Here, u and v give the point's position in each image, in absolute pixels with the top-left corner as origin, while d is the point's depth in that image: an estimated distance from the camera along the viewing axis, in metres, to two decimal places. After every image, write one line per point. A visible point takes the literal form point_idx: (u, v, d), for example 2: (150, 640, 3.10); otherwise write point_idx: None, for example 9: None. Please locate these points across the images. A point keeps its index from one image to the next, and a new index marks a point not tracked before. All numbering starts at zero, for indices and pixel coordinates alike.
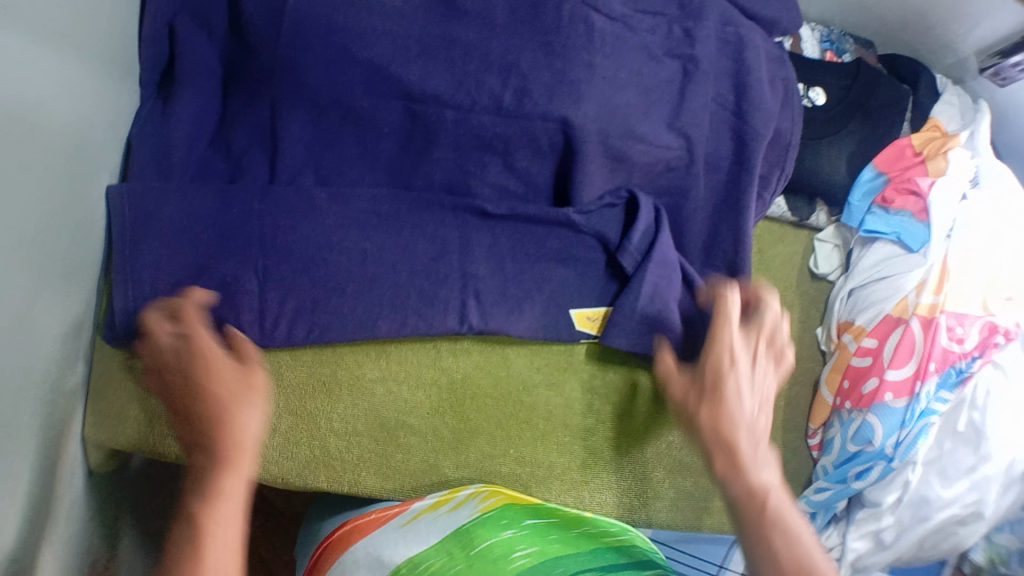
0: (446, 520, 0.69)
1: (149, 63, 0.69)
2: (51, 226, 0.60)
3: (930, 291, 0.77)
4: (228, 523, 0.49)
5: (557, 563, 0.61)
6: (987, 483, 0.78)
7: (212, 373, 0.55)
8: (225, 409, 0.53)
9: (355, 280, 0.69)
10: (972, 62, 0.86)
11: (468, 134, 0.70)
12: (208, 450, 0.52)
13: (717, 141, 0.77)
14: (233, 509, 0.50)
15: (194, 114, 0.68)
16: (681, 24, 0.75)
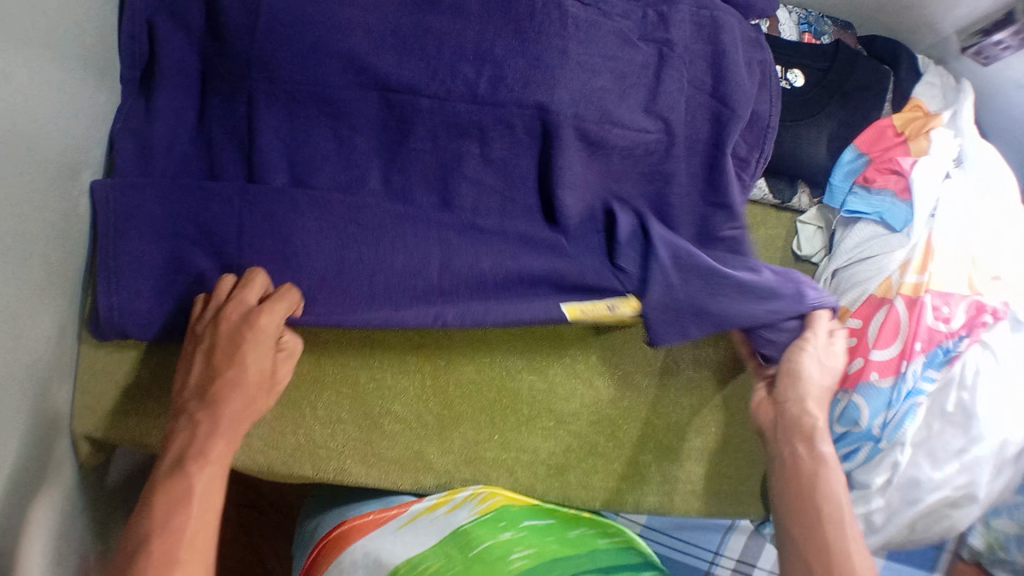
0: (445, 522, 0.70)
1: (128, 60, 0.70)
2: (40, 220, 0.61)
3: (913, 270, 0.76)
4: (207, 491, 0.57)
5: (555, 564, 0.63)
6: (979, 465, 0.76)
7: (261, 353, 0.62)
8: (234, 380, 0.60)
9: (332, 285, 0.68)
10: (954, 41, 0.87)
11: (442, 121, 0.67)
12: (214, 410, 0.59)
13: (694, 122, 0.75)
14: (213, 481, 0.58)
15: (174, 111, 0.69)
16: (656, 10, 0.75)
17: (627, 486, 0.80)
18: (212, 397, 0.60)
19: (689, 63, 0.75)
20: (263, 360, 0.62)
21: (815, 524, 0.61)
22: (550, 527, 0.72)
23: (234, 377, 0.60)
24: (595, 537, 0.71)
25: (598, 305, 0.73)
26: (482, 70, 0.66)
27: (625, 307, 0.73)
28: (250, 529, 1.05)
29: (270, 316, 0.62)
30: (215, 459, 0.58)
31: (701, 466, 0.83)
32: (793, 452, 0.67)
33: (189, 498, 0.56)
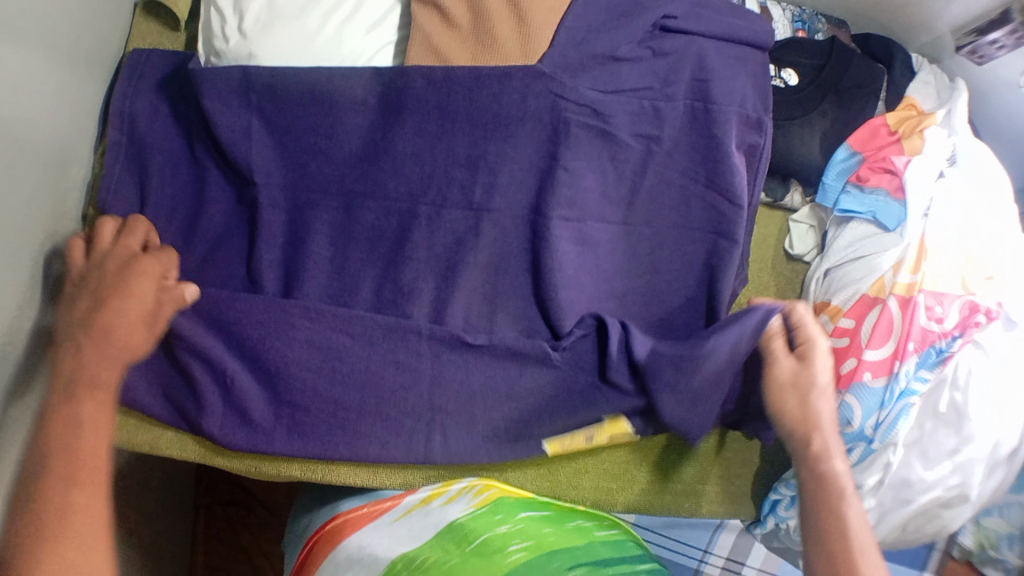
0: (439, 515, 0.70)
1: (129, 75, 0.76)
2: (12, 224, 0.66)
3: (907, 270, 0.76)
4: (100, 416, 0.55)
5: (553, 556, 0.63)
6: (972, 465, 0.76)
7: (139, 281, 0.62)
8: (132, 316, 0.61)
9: (317, 358, 0.69)
10: (949, 40, 0.86)
11: (430, 114, 0.70)
12: (110, 343, 0.59)
13: (691, 214, 0.75)
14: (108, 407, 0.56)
15: (165, 126, 0.75)
16: (653, 100, 0.73)
17: (618, 485, 0.79)
18: (102, 328, 0.59)
19: (679, 156, 0.75)
20: (148, 286, 0.63)
21: (835, 553, 0.58)
22: (545, 519, 0.71)
23: (125, 316, 0.60)
24: (592, 530, 0.71)
25: (574, 437, 0.74)
26: (462, 84, 0.70)
27: (600, 434, 0.75)
28: (237, 527, 1.04)
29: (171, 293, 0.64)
30: (103, 379, 0.57)
31: (691, 466, 0.82)
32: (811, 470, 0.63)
33: (89, 426, 0.54)
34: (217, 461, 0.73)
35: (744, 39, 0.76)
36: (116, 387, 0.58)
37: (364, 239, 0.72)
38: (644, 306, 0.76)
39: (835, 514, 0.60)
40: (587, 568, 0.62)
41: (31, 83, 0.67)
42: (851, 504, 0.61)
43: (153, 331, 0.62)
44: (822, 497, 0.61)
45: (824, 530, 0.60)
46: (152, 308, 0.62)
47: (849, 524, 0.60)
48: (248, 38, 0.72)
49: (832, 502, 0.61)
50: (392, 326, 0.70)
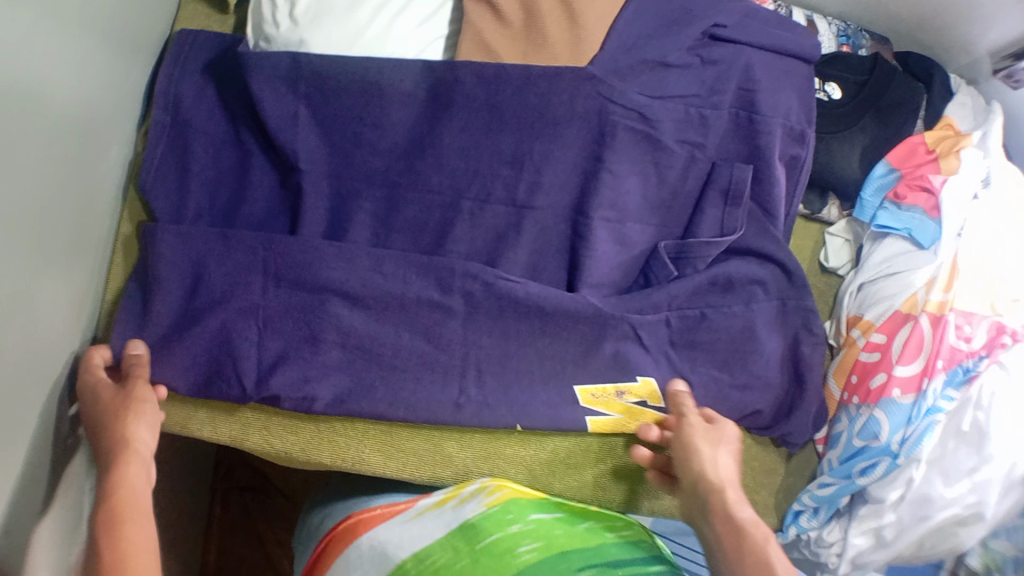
0: (453, 514, 0.69)
1: (175, 57, 0.76)
2: (54, 201, 0.66)
3: (939, 288, 0.76)
4: (128, 501, 0.56)
5: (562, 558, 0.62)
6: (988, 485, 0.76)
7: (98, 398, 0.64)
8: (138, 420, 0.63)
9: None
10: (986, 63, 0.87)
11: (479, 111, 0.71)
12: (122, 441, 0.61)
13: (732, 220, 0.74)
14: (132, 491, 0.57)
15: (209, 110, 0.76)
16: (699, 108, 0.73)
17: (641, 490, 0.79)
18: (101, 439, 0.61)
19: (723, 162, 0.75)
20: (108, 396, 0.64)
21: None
22: (558, 520, 0.69)
23: (117, 419, 0.62)
24: (603, 531, 0.69)
25: (607, 389, 0.72)
26: (512, 82, 0.70)
27: (631, 394, 0.72)
28: (253, 515, 1.05)
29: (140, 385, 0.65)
30: (131, 476, 0.58)
31: None
32: (712, 530, 0.58)
33: (118, 502, 0.56)
34: (248, 446, 0.73)
35: (791, 51, 0.77)
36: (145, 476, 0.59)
37: (406, 231, 0.73)
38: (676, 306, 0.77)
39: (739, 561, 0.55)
40: (597, 569, 0.61)
41: (75, 59, 0.67)
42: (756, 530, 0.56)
43: (150, 426, 0.63)
44: (727, 547, 0.56)
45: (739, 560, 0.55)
46: (127, 400, 0.64)
47: (757, 553, 0.54)
48: (299, 26, 0.72)
49: (743, 551, 0.55)
50: (432, 309, 0.71)
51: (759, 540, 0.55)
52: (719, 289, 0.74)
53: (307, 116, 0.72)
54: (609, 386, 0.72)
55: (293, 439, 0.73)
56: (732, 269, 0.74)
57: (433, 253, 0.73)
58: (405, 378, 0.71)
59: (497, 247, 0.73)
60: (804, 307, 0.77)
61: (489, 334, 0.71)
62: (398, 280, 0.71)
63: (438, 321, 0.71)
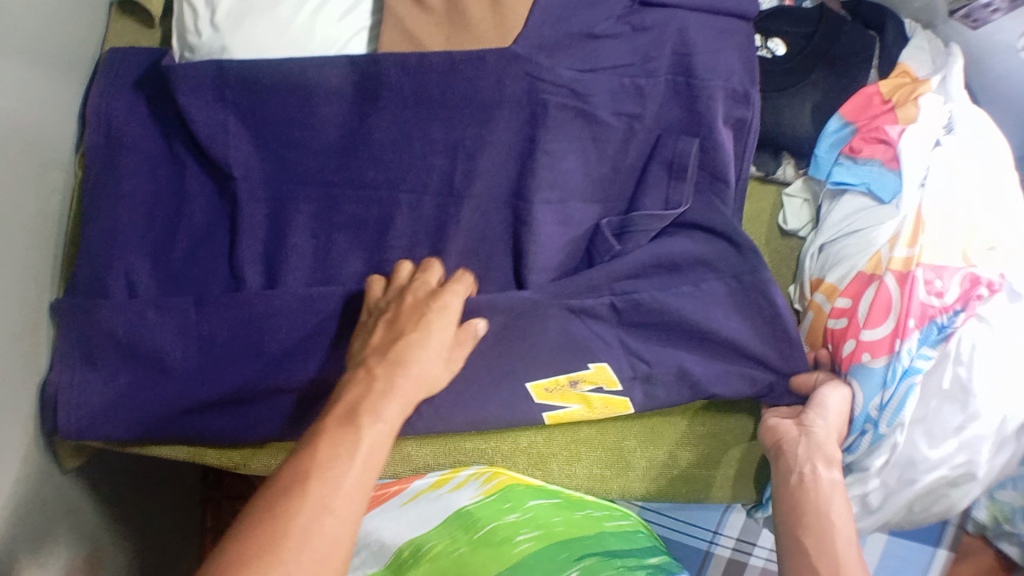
0: (446, 501, 0.68)
1: (104, 74, 0.76)
2: None
3: (903, 244, 0.74)
4: (335, 492, 0.45)
5: (562, 546, 0.60)
6: (978, 443, 0.73)
7: (442, 298, 0.59)
8: (419, 346, 0.56)
9: (313, 350, 0.71)
10: (940, 5, 0.84)
11: (406, 101, 0.69)
12: (398, 364, 0.54)
13: (677, 192, 0.72)
14: (352, 471, 0.47)
15: (142, 124, 0.75)
16: (634, 77, 0.71)
17: (612, 472, 0.76)
18: (400, 360, 0.54)
19: (667, 134, 0.73)
20: (453, 299, 0.60)
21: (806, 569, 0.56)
22: (556, 507, 0.68)
23: (416, 341, 0.56)
24: (601, 519, 0.67)
25: (559, 380, 0.70)
26: (437, 69, 0.68)
27: (585, 382, 0.71)
28: None
29: (455, 285, 0.61)
30: (387, 418, 0.51)
31: (688, 450, 0.77)
32: (812, 471, 0.63)
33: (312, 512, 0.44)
34: (207, 460, 0.76)
35: (727, 9, 0.74)
36: (397, 403, 0.52)
37: (346, 229, 0.72)
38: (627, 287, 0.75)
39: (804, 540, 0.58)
40: (597, 557, 0.58)
41: (3, 85, 0.66)
42: (826, 512, 0.59)
43: (439, 329, 0.57)
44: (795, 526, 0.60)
45: (801, 535, 0.58)
46: (440, 318, 0.58)
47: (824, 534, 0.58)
48: (220, 32, 0.71)
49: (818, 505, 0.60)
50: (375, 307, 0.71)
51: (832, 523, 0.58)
52: (666, 269, 0.71)
53: (236, 121, 0.71)
54: (559, 377, 0.70)
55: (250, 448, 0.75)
56: (677, 245, 0.71)
57: (375, 249, 0.72)
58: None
59: (439, 236, 0.71)
60: (757, 286, 0.71)
61: None
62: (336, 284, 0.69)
63: None
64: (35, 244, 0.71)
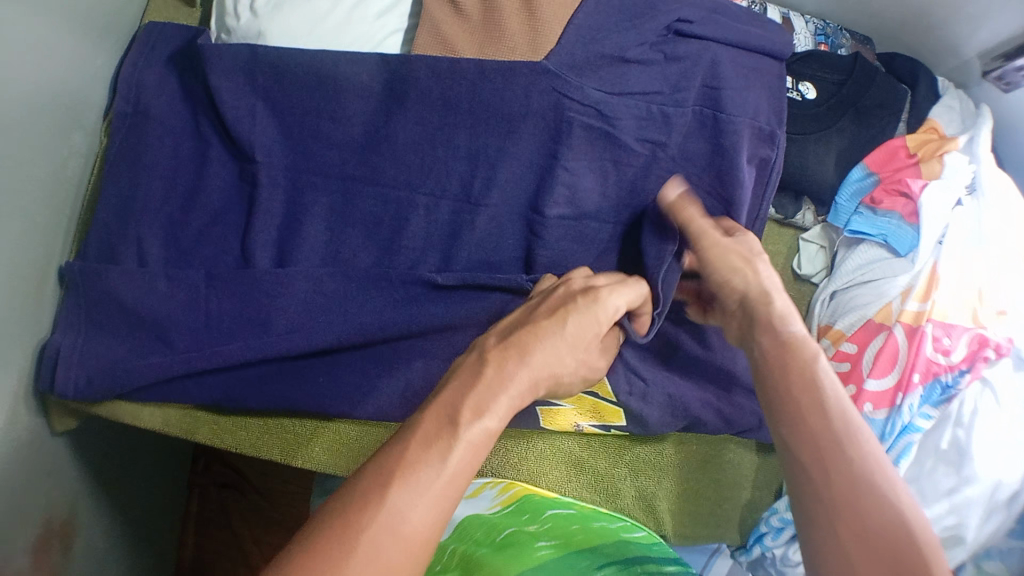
0: (467, 506, 0.70)
1: (141, 44, 0.77)
2: (15, 177, 0.65)
3: (915, 298, 0.74)
4: (422, 508, 0.41)
5: (582, 557, 0.62)
6: (970, 507, 0.70)
7: (586, 311, 0.57)
8: (539, 351, 0.52)
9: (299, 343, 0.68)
10: (974, 65, 0.84)
11: (434, 103, 0.70)
12: (481, 408, 0.46)
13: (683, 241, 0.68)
14: (451, 479, 0.43)
15: (170, 98, 0.75)
16: (661, 105, 0.71)
17: (599, 499, 0.75)
18: (515, 356, 0.51)
19: (687, 164, 0.73)
20: (596, 321, 0.57)
21: (816, 483, 0.47)
22: (574, 516, 0.69)
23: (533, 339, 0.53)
24: (618, 531, 0.68)
25: None
26: (466, 77, 0.69)
27: None
28: (229, 509, 1.05)
29: (612, 294, 0.60)
30: (477, 438, 0.45)
31: (677, 484, 0.76)
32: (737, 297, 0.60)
33: (381, 526, 0.39)
34: (198, 439, 0.73)
35: (760, 48, 0.75)
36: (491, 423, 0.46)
37: (361, 225, 0.72)
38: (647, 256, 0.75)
39: (812, 434, 0.48)
40: (617, 565, 0.61)
41: (39, 46, 0.66)
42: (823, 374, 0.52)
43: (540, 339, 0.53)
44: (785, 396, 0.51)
45: (795, 395, 0.51)
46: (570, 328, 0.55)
47: (846, 439, 0.48)
48: (258, 17, 0.72)
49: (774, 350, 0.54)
50: (374, 298, 0.70)
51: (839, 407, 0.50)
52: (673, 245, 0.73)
53: (263, 105, 0.71)
54: None
55: (242, 433, 0.73)
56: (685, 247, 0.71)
57: (387, 248, 0.72)
58: (351, 371, 0.71)
59: (451, 241, 0.72)
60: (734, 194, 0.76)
61: (436, 332, 0.71)
62: (346, 276, 0.70)
63: (382, 305, 0.70)
64: (53, 203, 0.72)
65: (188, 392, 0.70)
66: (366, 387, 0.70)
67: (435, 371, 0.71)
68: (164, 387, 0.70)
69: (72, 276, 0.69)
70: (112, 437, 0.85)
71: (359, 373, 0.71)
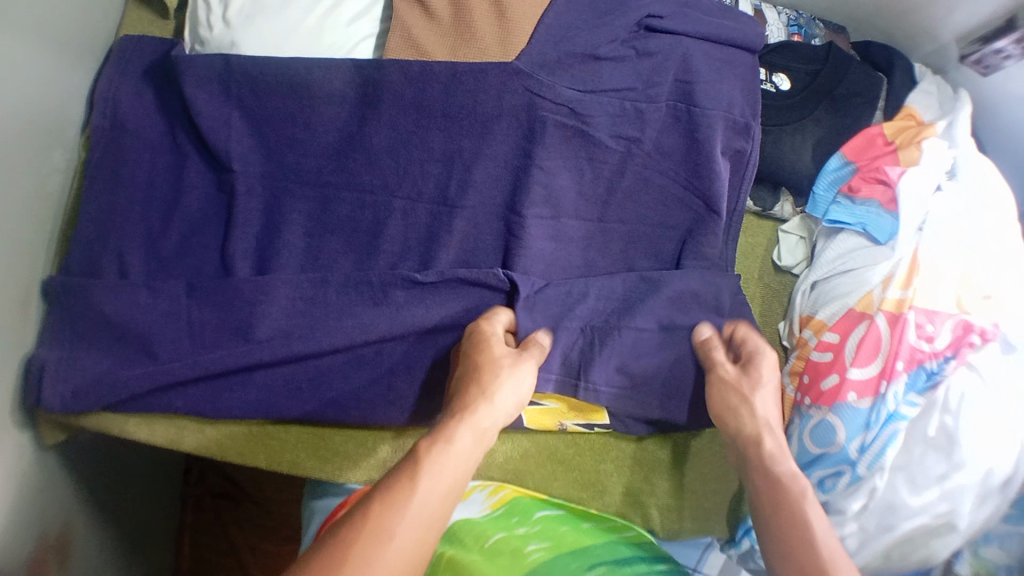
0: (455, 511, 0.71)
1: (116, 57, 0.77)
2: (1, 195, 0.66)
3: (896, 285, 0.73)
4: (409, 517, 0.49)
5: (572, 556, 0.63)
6: (961, 493, 0.69)
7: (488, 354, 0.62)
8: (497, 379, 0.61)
9: (281, 351, 0.68)
10: (952, 49, 0.84)
11: (409, 106, 0.70)
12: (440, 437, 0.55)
13: (680, 372, 0.70)
14: (433, 489, 0.51)
15: (144, 111, 0.75)
16: (635, 101, 0.72)
17: (586, 495, 0.75)
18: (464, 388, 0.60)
19: (662, 158, 0.73)
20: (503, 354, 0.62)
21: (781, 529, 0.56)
22: (565, 517, 0.71)
23: (488, 372, 0.61)
24: (608, 531, 0.70)
25: None
26: (439, 79, 0.69)
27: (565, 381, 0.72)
28: (223, 519, 1.05)
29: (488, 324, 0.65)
30: (449, 452, 0.54)
31: (665, 479, 0.76)
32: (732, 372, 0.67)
33: (382, 529, 0.47)
34: (184, 448, 0.73)
35: (732, 41, 0.75)
36: (458, 445, 0.55)
37: (339, 230, 0.72)
38: (626, 245, 0.74)
39: (781, 502, 0.58)
40: (606, 566, 0.62)
41: (17, 65, 0.67)
42: (812, 507, 0.57)
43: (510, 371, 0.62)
44: (779, 525, 0.57)
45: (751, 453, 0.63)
46: (513, 356, 0.63)
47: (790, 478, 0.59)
48: (231, 27, 0.72)
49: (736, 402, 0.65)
50: (355, 302, 0.70)
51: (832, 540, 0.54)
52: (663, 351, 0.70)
53: (238, 114, 0.71)
54: None
55: (226, 441, 0.73)
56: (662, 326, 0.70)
57: (367, 253, 0.72)
58: (334, 376, 0.71)
59: (430, 242, 0.71)
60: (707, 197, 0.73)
61: (417, 332, 0.71)
62: (326, 282, 0.70)
63: (361, 308, 0.70)
64: (36, 219, 0.72)
65: (172, 404, 0.70)
66: (352, 391, 0.71)
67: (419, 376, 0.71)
68: (150, 400, 0.70)
69: (54, 292, 0.70)
70: (101, 450, 0.86)
71: (341, 377, 0.71)
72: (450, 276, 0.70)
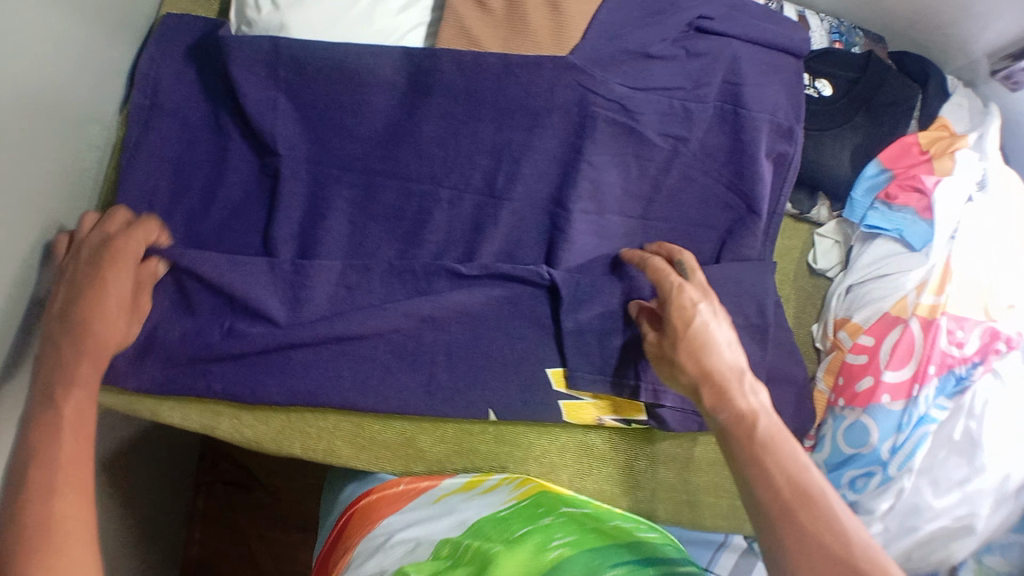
0: (480, 502, 0.69)
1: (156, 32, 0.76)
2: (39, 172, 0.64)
3: (930, 291, 0.75)
4: (74, 505, 0.50)
5: (595, 551, 0.58)
6: (981, 497, 0.72)
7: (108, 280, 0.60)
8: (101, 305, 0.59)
9: (324, 333, 0.68)
10: (983, 65, 0.87)
11: (458, 97, 0.70)
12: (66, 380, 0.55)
13: None
14: (75, 447, 0.53)
15: (187, 89, 0.74)
16: (683, 101, 0.72)
17: (621, 489, 0.76)
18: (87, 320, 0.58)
19: (707, 157, 0.74)
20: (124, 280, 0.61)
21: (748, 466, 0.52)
22: (586, 515, 0.67)
23: (101, 315, 0.59)
24: (633, 530, 0.66)
25: None
26: (492, 72, 0.69)
27: None
28: (234, 506, 1.04)
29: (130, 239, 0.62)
30: (81, 389, 0.56)
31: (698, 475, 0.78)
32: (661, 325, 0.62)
33: (48, 515, 0.49)
34: (217, 433, 0.72)
35: (778, 45, 0.76)
36: (97, 382, 0.57)
37: (383, 218, 0.72)
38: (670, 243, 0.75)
39: (757, 459, 0.52)
40: (630, 565, 0.56)
41: (63, 38, 0.66)
42: (768, 446, 0.52)
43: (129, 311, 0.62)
44: (749, 464, 0.52)
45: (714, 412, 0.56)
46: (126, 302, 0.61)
47: (742, 417, 0.55)
48: (281, 9, 0.71)
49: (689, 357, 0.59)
50: (402, 289, 0.71)
51: (796, 474, 0.50)
52: None
53: (284, 97, 0.70)
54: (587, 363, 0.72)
55: (261, 427, 0.72)
56: None
57: (412, 240, 0.72)
58: (375, 365, 0.70)
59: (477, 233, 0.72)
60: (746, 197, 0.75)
61: (459, 322, 0.71)
62: (372, 269, 0.70)
63: (403, 297, 0.71)
64: (72, 194, 0.71)
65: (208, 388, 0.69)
66: (392, 382, 0.70)
67: (461, 367, 0.71)
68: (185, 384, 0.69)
69: None
70: None
71: (382, 367, 0.70)
72: (495, 269, 0.71)
